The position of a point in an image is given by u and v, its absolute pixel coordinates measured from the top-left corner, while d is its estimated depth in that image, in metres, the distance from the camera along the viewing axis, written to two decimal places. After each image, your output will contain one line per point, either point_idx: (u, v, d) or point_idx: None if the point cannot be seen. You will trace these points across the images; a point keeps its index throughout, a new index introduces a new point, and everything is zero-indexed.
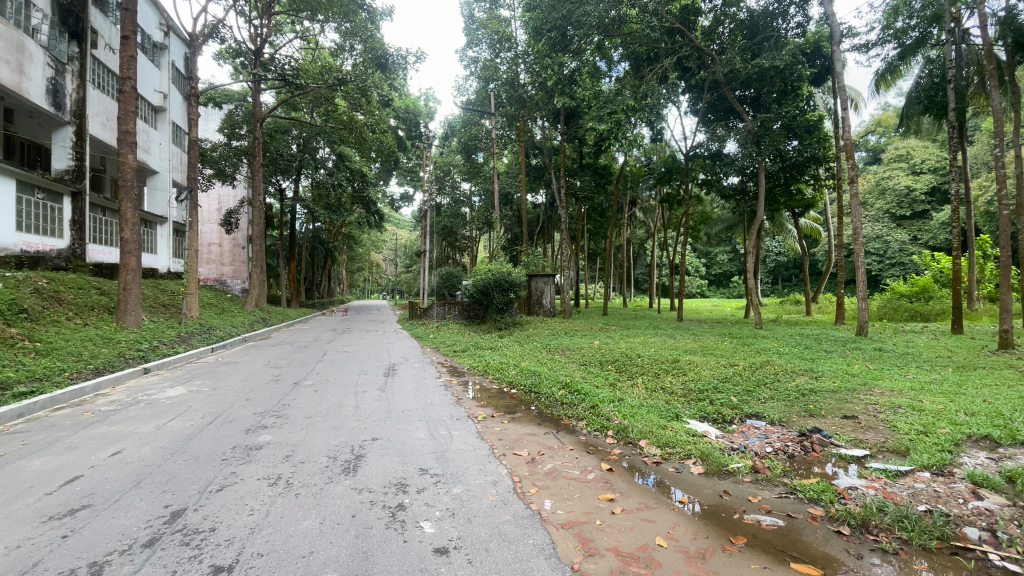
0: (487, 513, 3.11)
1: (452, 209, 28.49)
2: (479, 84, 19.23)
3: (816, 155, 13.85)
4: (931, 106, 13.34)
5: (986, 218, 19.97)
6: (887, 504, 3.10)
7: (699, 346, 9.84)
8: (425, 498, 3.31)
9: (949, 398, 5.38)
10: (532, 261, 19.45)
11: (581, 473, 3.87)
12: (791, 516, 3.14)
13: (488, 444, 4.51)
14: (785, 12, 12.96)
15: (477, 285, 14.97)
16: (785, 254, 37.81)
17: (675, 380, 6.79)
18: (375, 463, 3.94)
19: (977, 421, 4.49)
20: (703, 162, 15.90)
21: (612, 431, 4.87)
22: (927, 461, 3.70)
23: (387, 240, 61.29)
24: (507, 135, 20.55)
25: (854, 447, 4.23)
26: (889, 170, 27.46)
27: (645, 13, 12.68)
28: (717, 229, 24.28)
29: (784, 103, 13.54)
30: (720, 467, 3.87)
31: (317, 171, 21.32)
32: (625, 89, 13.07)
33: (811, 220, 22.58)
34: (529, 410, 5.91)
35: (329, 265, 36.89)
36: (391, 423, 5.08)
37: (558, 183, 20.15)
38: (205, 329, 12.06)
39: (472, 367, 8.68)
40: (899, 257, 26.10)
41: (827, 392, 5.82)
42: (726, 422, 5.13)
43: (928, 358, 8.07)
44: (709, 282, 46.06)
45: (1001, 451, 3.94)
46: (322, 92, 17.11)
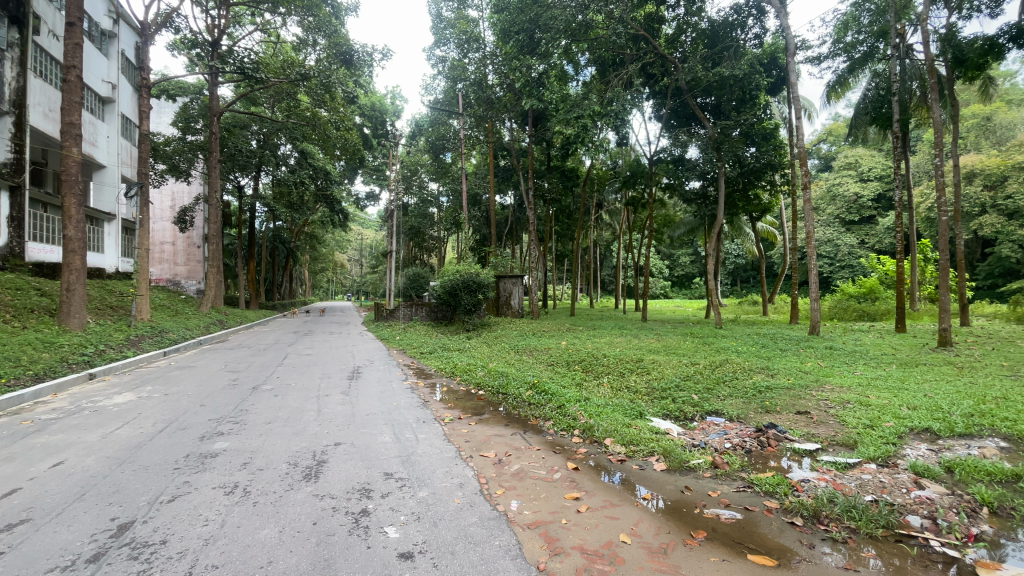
0: (454, 515, 3.08)
1: (420, 209, 28.27)
2: (447, 84, 19.17)
3: (773, 162, 14.40)
4: (878, 117, 14.08)
5: (927, 223, 21.30)
6: (837, 495, 3.26)
7: (662, 345, 10.08)
8: (389, 503, 3.25)
9: (894, 393, 5.71)
10: (501, 262, 19.43)
11: (547, 472, 3.89)
12: (748, 509, 3.26)
13: (455, 446, 4.49)
14: (744, 23, 13.42)
15: (445, 286, 14.85)
16: (743, 256, 39.18)
17: (639, 378, 6.93)
18: (338, 468, 3.85)
19: (919, 415, 4.77)
20: (667, 166, 16.15)
21: (578, 431, 4.92)
22: (874, 453, 3.91)
23: (352, 240, 60.37)
24: (474, 136, 20.34)
25: (807, 441, 4.42)
26: (839, 177, 28.96)
27: (611, 19, 13.05)
28: (680, 232, 24.81)
29: (742, 110, 14.00)
30: (681, 464, 3.97)
31: (278, 168, 20.59)
32: (592, 94, 13.33)
33: (767, 224, 23.33)
34: (497, 411, 5.89)
35: (291, 265, 35.87)
36: (355, 427, 4.97)
37: (526, 184, 20.26)
38: (156, 332, 11.49)
39: (439, 368, 8.63)
40: (848, 259, 27.50)
41: (782, 389, 6.07)
42: (688, 420, 5.27)
43: (875, 355, 8.53)
44: (673, 283, 47.37)
45: (941, 442, 4.21)
46: (285, 86, 16.62)
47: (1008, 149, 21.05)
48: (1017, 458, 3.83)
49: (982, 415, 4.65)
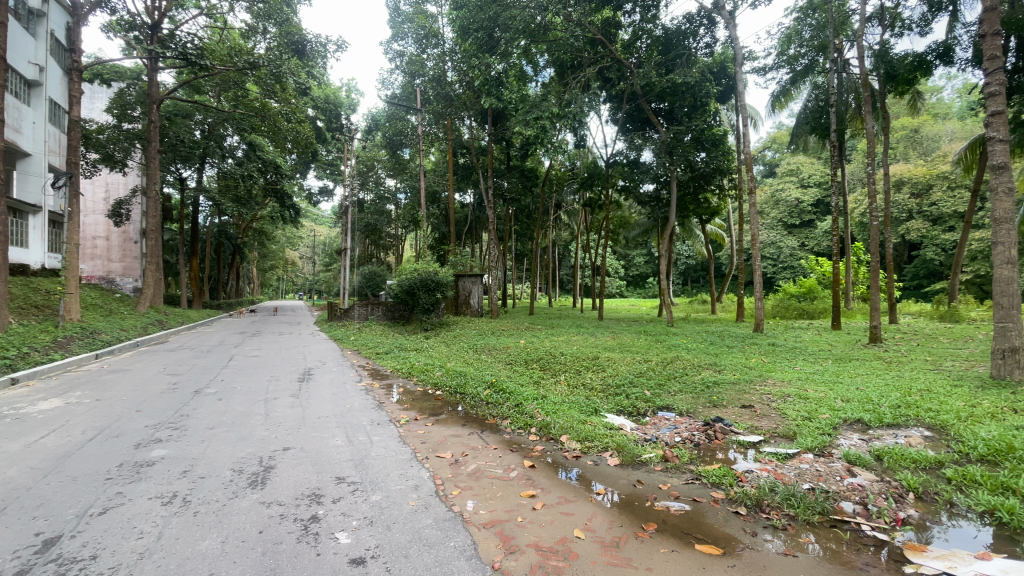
0: (408, 518, 3.03)
1: (376, 206, 27.68)
2: (405, 79, 18.90)
3: (721, 167, 15.00)
4: (817, 127, 14.95)
5: (860, 228, 22.84)
6: (778, 484, 3.44)
7: (617, 343, 10.32)
8: (341, 508, 3.16)
9: (829, 386, 6.09)
10: (460, 261, 19.29)
11: (504, 471, 3.90)
12: (696, 500, 3.39)
13: (411, 448, 4.42)
14: (696, 32, 13.88)
15: (402, 285, 14.60)
16: (694, 257, 40.74)
17: (595, 375, 7.08)
18: (286, 474, 3.71)
19: (852, 407, 5.11)
20: (622, 169, 16.46)
21: (534, 428, 4.96)
22: (811, 444, 4.15)
23: (305, 237, 58.40)
24: (433, 133, 20.06)
25: (751, 434, 4.64)
26: (781, 183, 30.59)
27: (569, 22, 13.28)
28: (635, 233, 25.49)
29: (694, 117, 14.48)
30: (634, 458, 4.08)
31: (224, 160, 19.54)
32: (550, 95, 13.53)
33: (716, 227, 24.36)
34: (455, 411, 5.84)
35: (237, 262, 34.24)
36: (305, 431, 4.80)
37: (485, 183, 20.24)
38: (87, 333, 10.69)
39: (395, 369, 8.46)
40: (789, 261, 29.11)
41: (729, 383, 6.35)
42: (640, 415, 5.42)
43: (813, 351, 9.07)
44: (628, 283, 48.58)
45: (870, 432, 4.52)
46: (231, 74, 15.83)
47: (930, 160, 22.86)
48: (938, 446, 4.16)
49: (909, 406, 5.03)
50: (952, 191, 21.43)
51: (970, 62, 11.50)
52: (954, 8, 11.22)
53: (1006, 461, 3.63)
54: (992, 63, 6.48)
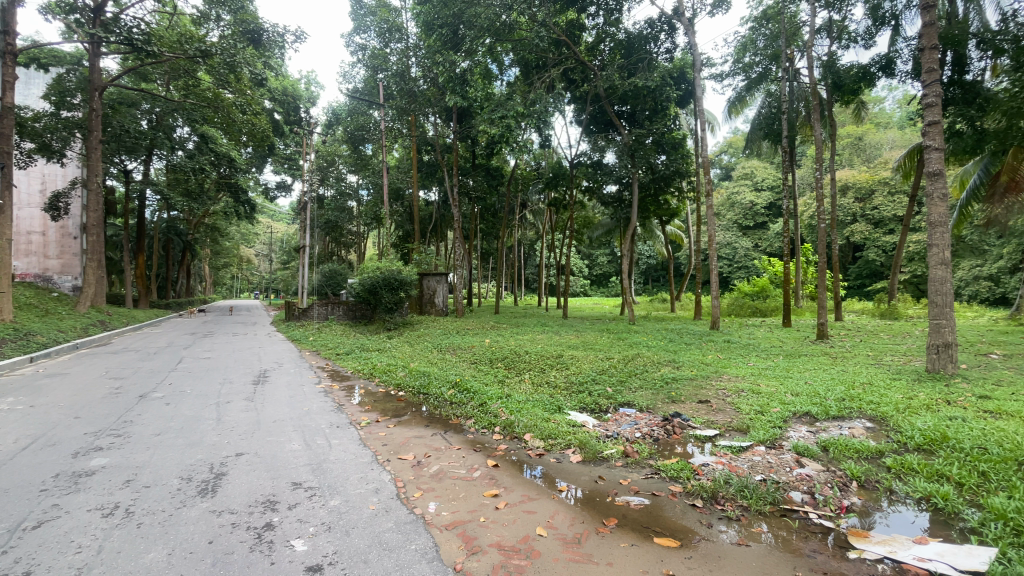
0: (368, 522, 2.97)
1: (337, 202, 26.99)
2: (367, 73, 18.56)
3: (680, 170, 15.43)
4: (770, 133, 15.61)
5: (809, 230, 24.01)
6: (732, 477, 3.56)
7: (581, 341, 10.46)
8: (297, 514, 3.06)
9: (780, 381, 6.38)
10: (424, 259, 19.03)
11: (467, 471, 3.88)
12: (655, 494, 3.47)
13: (371, 450, 4.33)
14: (657, 37, 14.18)
15: (363, 284, 14.29)
16: (655, 257, 41.79)
17: (559, 373, 7.15)
18: (238, 481, 3.56)
19: (800, 400, 5.37)
20: (585, 170, 16.57)
21: (498, 427, 4.96)
22: (764, 437, 4.33)
23: (261, 233, 56.31)
24: (396, 129, 19.74)
25: (707, 428, 4.78)
26: (737, 186, 31.78)
27: (534, 21, 13.35)
28: (598, 233, 25.89)
29: (655, 120, 14.86)
30: (596, 455, 4.15)
31: (174, 152, 18.58)
32: (516, 94, 13.60)
33: (675, 228, 25.07)
34: (419, 412, 5.78)
35: (188, 259, 32.61)
36: (260, 435, 4.63)
37: (450, 181, 20.07)
38: (20, 334, 9.93)
39: (356, 370, 8.27)
40: (744, 261, 30.30)
41: (687, 379, 6.55)
42: (602, 412, 5.50)
43: (765, 348, 9.47)
44: (591, 282, 49.27)
45: (817, 424, 4.76)
46: (181, 62, 15.09)
47: (873, 166, 24.27)
48: (879, 436, 4.41)
49: (852, 399, 5.33)
50: (892, 196, 22.83)
51: (909, 74, 12.27)
52: (895, 24, 11.94)
53: (940, 450, 3.90)
54: (930, 75, 6.91)
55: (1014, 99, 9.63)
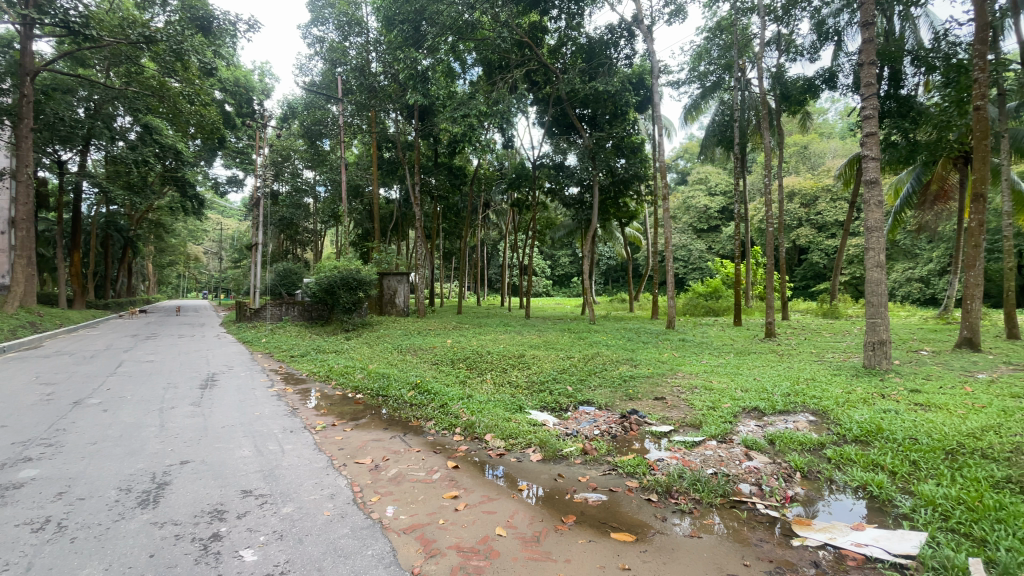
0: (322, 529, 2.89)
1: (293, 199, 26.11)
2: (325, 67, 18.09)
3: (639, 173, 15.82)
4: (723, 140, 16.26)
5: (759, 233, 25.16)
6: (685, 471, 3.70)
7: (543, 341, 10.55)
8: (247, 523, 2.94)
9: (731, 377, 6.66)
10: (384, 259, 18.65)
11: (426, 473, 3.84)
12: (612, 490, 3.55)
13: (327, 455, 4.21)
14: (617, 42, 14.50)
15: (320, 283, 13.87)
16: (615, 258, 42.69)
17: (520, 373, 7.19)
18: (184, 490, 3.38)
19: (750, 396, 5.62)
20: (548, 171, 16.80)
21: (459, 428, 4.93)
22: (715, 432, 4.49)
23: (210, 230, 53.72)
24: (356, 125, 19.29)
25: (662, 424, 4.92)
26: (692, 190, 32.93)
27: (497, 22, 13.38)
28: (560, 234, 26.22)
29: (615, 124, 15.21)
30: (555, 453, 4.19)
31: (114, 143, 17.43)
32: (478, 94, 13.56)
33: (634, 230, 25.70)
34: (377, 414, 5.66)
35: (129, 257, 30.66)
36: (207, 442, 4.42)
37: (412, 179, 19.80)
38: None
39: (312, 372, 8.03)
40: (699, 262, 31.39)
41: (644, 377, 6.72)
42: (562, 410, 5.57)
43: (718, 346, 9.86)
44: (553, 282, 49.77)
45: (765, 418, 4.99)
46: (123, 48, 14.20)
47: (817, 174, 25.69)
48: (821, 429, 4.67)
49: (796, 394, 5.62)
50: (834, 202, 24.25)
51: (850, 87, 13.07)
52: (837, 39, 12.69)
53: (875, 440, 4.16)
54: (868, 89, 7.38)
55: (942, 114, 10.41)
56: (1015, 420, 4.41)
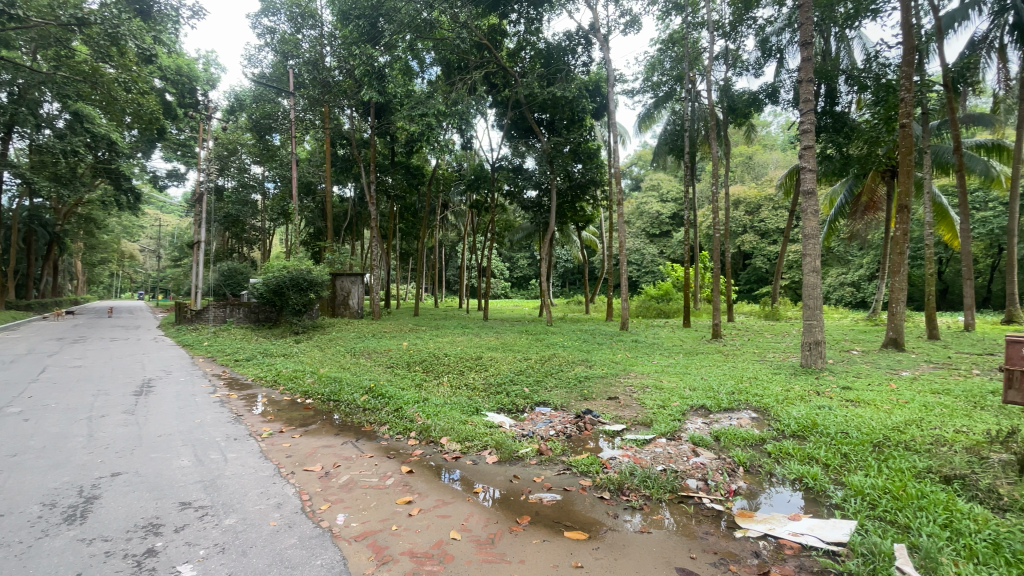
0: (268, 540, 2.77)
1: (239, 195, 24.93)
2: (276, 59, 17.42)
3: (595, 179, 16.18)
4: (674, 148, 16.90)
5: (707, 239, 26.27)
6: (636, 468, 3.81)
7: (500, 343, 10.58)
8: (185, 536, 2.78)
9: (680, 377, 6.92)
10: (337, 259, 18.09)
11: (379, 479, 3.76)
12: (566, 489, 3.61)
13: (274, 463, 4.05)
14: (574, 49, 14.78)
15: (267, 284, 13.29)
16: (572, 261, 43.43)
17: (477, 375, 7.17)
18: (114, 504, 3.15)
19: (698, 394, 5.86)
20: (506, 174, 16.93)
21: (414, 432, 4.86)
22: (665, 429, 4.65)
23: (147, 226, 50.47)
24: (308, 120, 18.65)
25: (615, 423, 5.04)
26: (645, 197, 34.01)
27: (455, 22, 13.30)
28: (518, 236, 26.40)
29: (572, 129, 15.49)
30: (511, 454, 4.21)
31: (38, 131, 16.07)
32: (437, 93, 13.44)
33: (590, 234, 26.24)
34: (328, 420, 5.49)
35: (55, 254, 28.39)
36: (142, 452, 4.15)
37: (367, 178, 19.38)
38: None
39: (259, 378, 7.67)
40: (651, 266, 32.39)
41: (598, 377, 6.88)
42: (519, 411, 5.60)
43: (669, 346, 10.23)
44: (512, 285, 50.00)
45: (711, 416, 5.21)
46: (49, 28, 13.14)
47: (760, 183, 27.15)
48: (762, 425, 4.93)
49: (740, 392, 5.91)
50: (775, 211, 25.70)
51: (791, 102, 13.87)
52: (780, 56, 13.46)
53: (811, 435, 4.44)
54: (806, 105, 7.85)
55: (872, 130, 11.22)
56: (934, 415, 4.81)
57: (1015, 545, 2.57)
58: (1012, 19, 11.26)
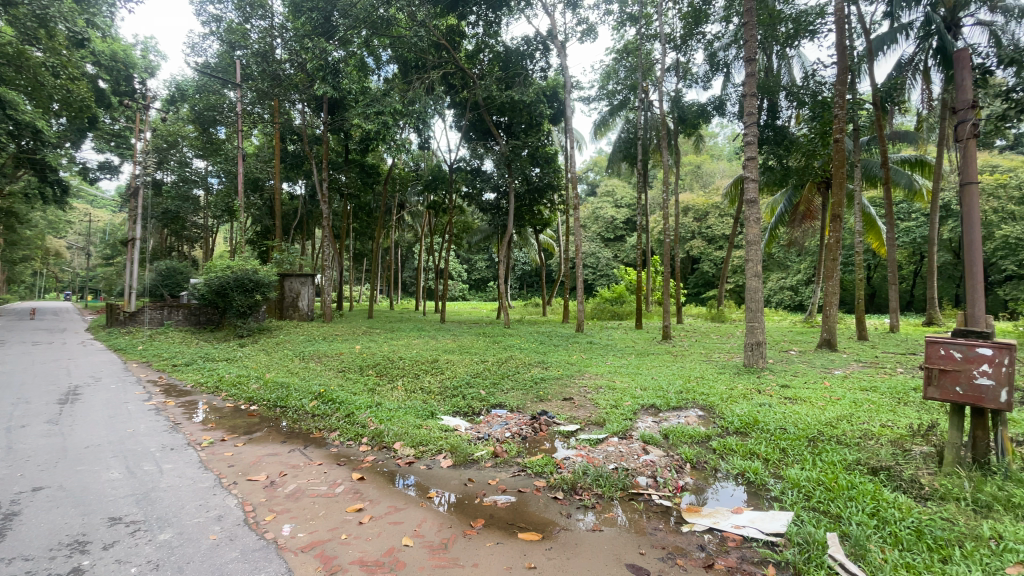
0: (207, 555, 2.62)
1: (180, 190, 23.54)
2: (222, 48, 16.59)
3: (553, 183, 16.37)
4: (628, 155, 17.40)
5: (658, 244, 27.17)
6: (589, 467, 3.88)
7: (457, 345, 10.53)
8: (116, 554, 2.59)
9: (632, 377, 7.12)
10: (286, 258, 17.40)
11: (328, 487, 3.64)
12: (521, 491, 3.62)
13: (215, 474, 3.83)
14: (532, 54, 14.94)
15: (209, 284, 12.59)
16: (529, 264, 43.79)
17: (433, 378, 7.09)
18: (35, 521, 2.90)
19: (648, 394, 6.04)
20: (465, 175, 16.87)
21: (366, 438, 4.74)
22: (617, 429, 4.76)
23: (75, 220, 46.81)
24: (257, 114, 17.85)
25: (569, 423, 5.12)
26: (601, 202, 34.81)
27: (413, 21, 13.17)
28: (476, 238, 26.34)
29: (530, 134, 15.60)
30: (466, 458, 4.19)
31: None
32: (394, 91, 13.21)
33: (547, 237, 26.53)
34: (275, 427, 5.26)
35: None
36: (66, 465, 3.83)
37: (320, 176, 18.77)
38: None
39: (199, 384, 7.25)
40: (606, 269, 33.14)
41: (553, 378, 6.96)
42: (475, 414, 5.57)
43: (621, 347, 10.51)
44: (469, 287, 49.84)
45: (660, 414, 5.39)
46: None
47: (708, 192, 28.39)
48: (708, 422, 5.14)
49: (687, 391, 6.14)
50: (722, 218, 26.95)
51: (736, 115, 14.59)
52: (726, 71, 14.15)
53: (752, 431, 4.67)
54: (750, 118, 8.27)
55: (809, 143, 11.99)
56: (862, 410, 5.18)
57: (935, 532, 2.80)
58: (935, 44, 12.14)
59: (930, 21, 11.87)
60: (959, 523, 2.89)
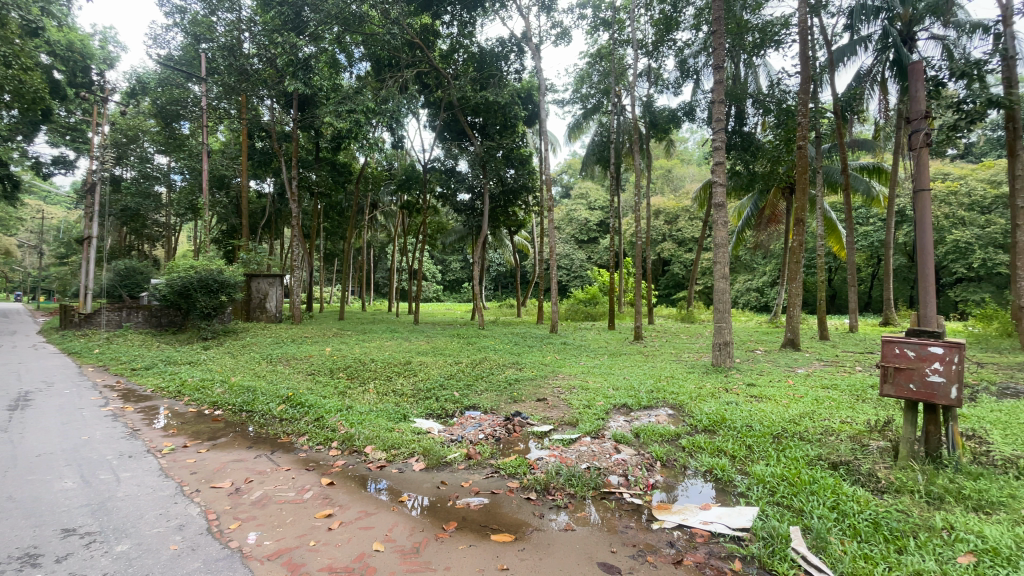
0: (167, 566, 2.52)
1: (141, 187, 22.65)
2: (186, 40, 16.03)
3: (527, 184, 16.42)
4: (601, 159, 17.62)
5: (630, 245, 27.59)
6: (562, 467, 3.91)
7: (431, 347, 10.44)
8: (68, 567, 2.46)
9: (604, 377, 7.20)
10: (254, 258, 16.91)
11: (296, 493, 3.56)
12: (494, 492, 3.62)
13: (176, 481, 3.69)
14: (507, 56, 14.96)
15: (171, 285, 12.12)
16: (504, 265, 43.79)
17: (405, 381, 7.01)
18: None
19: (620, 394, 6.12)
20: (439, 175, 16.76)
21: (336, 442, 4.65)
22: (590, 428, 4.81)
23: (26, 217, 44.49)
24: (223, 109, 17.32)
25: (543, 424, 5.15)
26: (574, 204, 35.13)
27: (386, 18, 13.05)
28: (451, 239, 26.18)
29: (504, 135, 15.62)
30: (439, 460, 4.16)
31: None
32: (367, 90, 13.05)
33: (522, 238, 26.59)
34: (241, 432, 5.10)
35: None
36: (14, 475, 3.62)
37: (289, 173, 18.33)
38: None
39: (159, 388, 6.98)
40: (580, 271, 33.44)
41: (527, 380, 6.98)
42: (448, 416, 5.54)
43: (594, 348, 10.62)
44: (444, 288, 49.52)
45: (632, 413, 5.48)
46: None
47: (678, 195, 29.01)
48: (678, 421, 5.25)
49: (658, 391, 6.25)
50: (692, 221, 27.57)
51: (705, 120, 14.98)
52: (696, 78, 14.51)
53: (720, 429, 4.79)
54: (718, 124, 8.48)
55: (774, 149, 12.40)
56: (824, 407, 5.38)
57: (891, 523, 2.93)
58: (891, 57, 12.71)
59: (888, 34, 12.27)
60: (913, 514, 3.03)
